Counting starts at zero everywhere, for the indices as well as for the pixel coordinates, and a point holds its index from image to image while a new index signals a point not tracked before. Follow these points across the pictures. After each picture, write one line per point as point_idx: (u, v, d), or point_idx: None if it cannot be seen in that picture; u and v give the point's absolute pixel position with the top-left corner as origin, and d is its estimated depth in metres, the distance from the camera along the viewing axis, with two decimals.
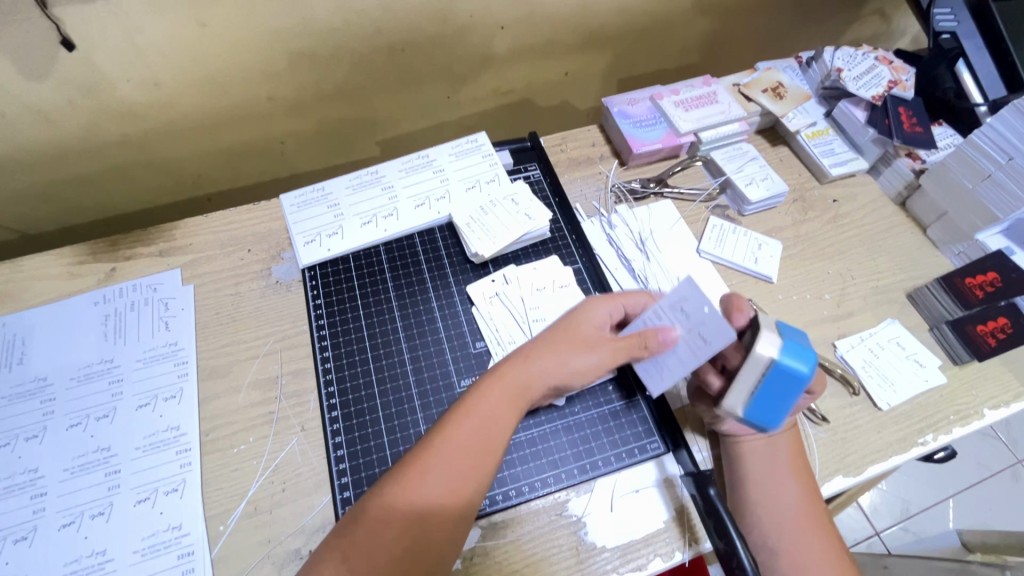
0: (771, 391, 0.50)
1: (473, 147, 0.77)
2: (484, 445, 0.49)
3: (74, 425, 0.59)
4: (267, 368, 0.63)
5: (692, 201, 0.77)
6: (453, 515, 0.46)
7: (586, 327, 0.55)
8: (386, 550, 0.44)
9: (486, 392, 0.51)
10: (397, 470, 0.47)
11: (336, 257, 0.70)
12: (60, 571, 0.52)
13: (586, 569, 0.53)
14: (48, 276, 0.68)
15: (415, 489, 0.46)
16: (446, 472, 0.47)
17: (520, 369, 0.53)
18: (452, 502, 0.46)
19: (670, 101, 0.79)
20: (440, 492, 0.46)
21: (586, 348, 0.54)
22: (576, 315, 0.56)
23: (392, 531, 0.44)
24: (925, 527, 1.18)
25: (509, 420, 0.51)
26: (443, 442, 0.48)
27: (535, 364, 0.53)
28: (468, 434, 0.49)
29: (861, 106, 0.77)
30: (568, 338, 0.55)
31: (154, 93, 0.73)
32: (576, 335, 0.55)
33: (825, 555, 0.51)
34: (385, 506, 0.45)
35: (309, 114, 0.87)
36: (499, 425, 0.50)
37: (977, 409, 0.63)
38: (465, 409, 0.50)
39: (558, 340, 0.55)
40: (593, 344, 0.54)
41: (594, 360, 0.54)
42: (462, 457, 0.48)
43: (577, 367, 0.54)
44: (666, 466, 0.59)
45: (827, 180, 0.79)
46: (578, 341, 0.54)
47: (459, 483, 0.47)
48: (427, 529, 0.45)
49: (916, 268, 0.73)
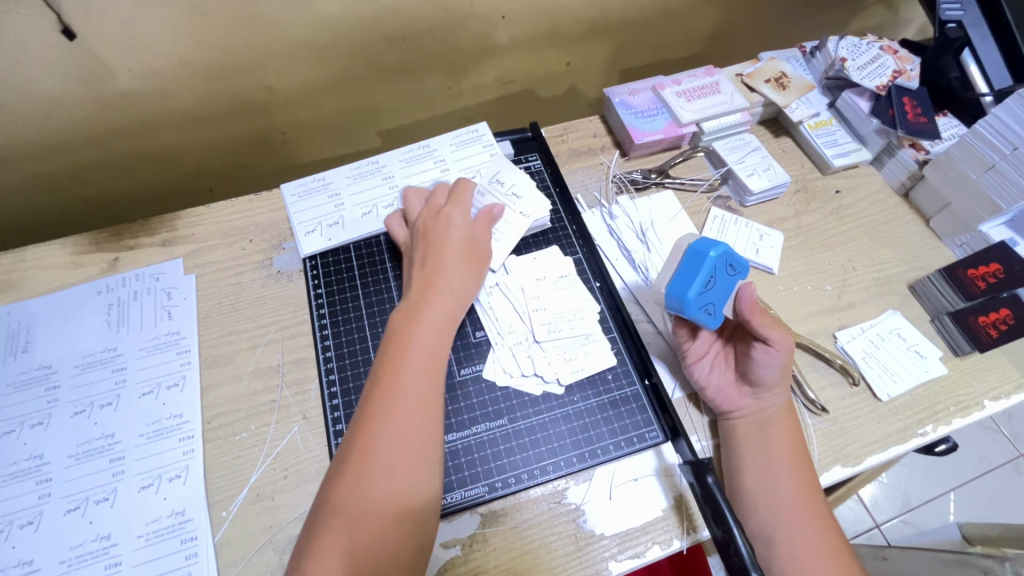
0: (689, 272, 0.54)
1: (474, 137, 0.77)
2: (424, 379, 0.51)
3: (78, 412, 0.59)
4: (268, 357, 0.63)
5: (694, 191, 0.77)
6: (427, 454, 0.48)
7: (458, 236, 0.61)
8: (376, 511, 0.45)
9: (411, 329, 0.54)
10: (353, 438, 0.48)
11: (336, 247, 0.70)
12: (66, 555, 0.53)
13: (584, 556, 0.54)
14: (51, 265, 0.68)
15: (378, 446, 0.47)
16: (399, 422, 0.48)
17: (434, 297, 0.56)
18: (419, 445, 0.48)
19: (671, 92, 0.79)
20: (403, 440, 0.48)
21: (464, 256, 0.60)
22: (446, 229, 0.61)
23: (373, 491, 0.45)
24: (925, 519, 1.19)
25: (440, 345, 0.54)
26: (386, 393, 0.50)
27: (442, 285, 0.57)
28: (409, 376, 0.51)
29: (864, 96, 0.77)
30: (451, 253, 0.59)
31: (156, 84, 0.73)
32: (452, 247, 0.60)
33: (823, 544, 0.51)
34: (356, 474, 0.46)
35: (310, 104, 0.87)
36: (433, 352, 0.53)
37: (977, 400, 0.63)
38: (396, 354, 0.52)
39: (445, 258, 0.59)
40: (467, 250, 0.61)
41: (473, 261, 0.60)
42: (410, 401, 0.50)
43: (467, 275, 0.59)
44: (665, 455, 0.59)
45: (830, 171, 0.79)
46: (457, 250, 0.60)
47: (417, 422, 0.49)
48: (409, 483, 0.47)
49: (918, 258, 0.73)
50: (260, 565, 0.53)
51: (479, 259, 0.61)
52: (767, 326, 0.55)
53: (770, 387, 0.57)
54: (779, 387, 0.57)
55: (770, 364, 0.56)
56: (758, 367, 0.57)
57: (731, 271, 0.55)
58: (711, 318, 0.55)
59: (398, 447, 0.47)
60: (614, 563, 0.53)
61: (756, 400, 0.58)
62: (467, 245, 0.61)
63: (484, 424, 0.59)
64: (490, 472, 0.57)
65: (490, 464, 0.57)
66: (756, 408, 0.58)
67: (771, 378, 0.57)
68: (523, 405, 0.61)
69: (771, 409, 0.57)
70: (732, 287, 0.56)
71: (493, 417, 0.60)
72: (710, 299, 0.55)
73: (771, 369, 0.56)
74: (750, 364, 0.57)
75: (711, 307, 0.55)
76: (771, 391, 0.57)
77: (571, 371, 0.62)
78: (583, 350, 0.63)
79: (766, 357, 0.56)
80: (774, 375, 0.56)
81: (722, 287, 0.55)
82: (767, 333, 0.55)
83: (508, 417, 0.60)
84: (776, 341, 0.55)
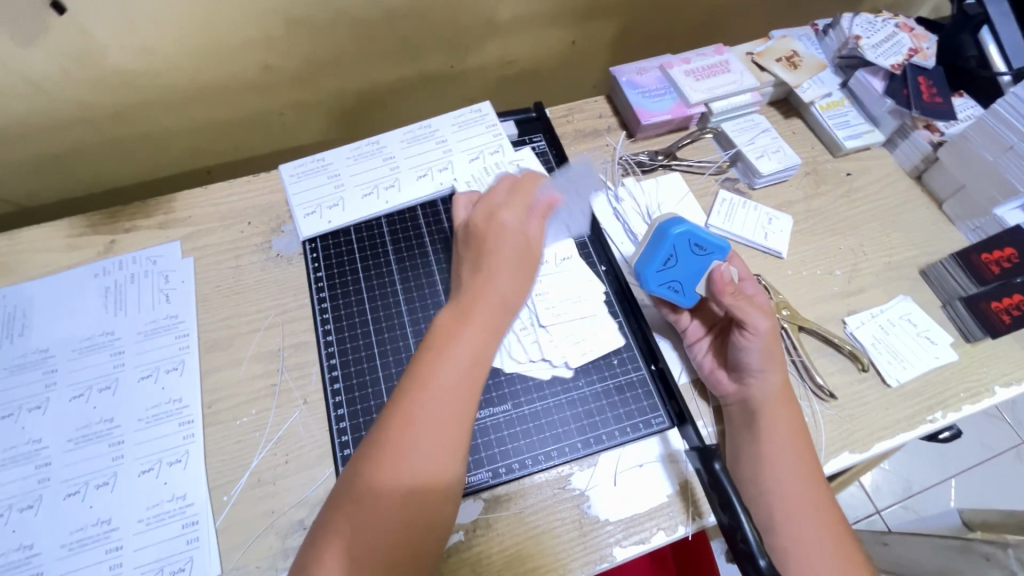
0: (653, 249, 0.59)
1: (477, 117, 0.75)
2: (464, 394, 0.46)
3: (77, 396, 0.59)
4: (268, 341, 0.62)
5: (701, 174, 0.76)
6: (450, 472, 0.44)
7: (512, 233, 0.54)
8: (387, 523, 0.42)
9: (457, 333, 0.48)
10: (380, 441, 0.44)
11: (336, 230, 0.69)
12: (66, 539, 0.52)
13: (589, 542, 0.53)
14: (46, 247, 0.67)
15: (406, 455, 0.43)
16: (432, 434, 0.44)
17: (484, 298, 0.50)
18: (448, 463, 0.44)
19: (680, 71, 0.76)
20: (433, 455, 0.44)
21: (518, 258, 0.53)
22: (495, 228, 0.54)
23: (390, 501, 0.42)
24: (925, 505, 1.19)
25: (486, 355, 0.48)
26: (426, 399, 0.45)
27: (493, 287, 0.50)
28: (449, 385, 0.46)
29: (878, 75, 0.75)
30: (504, 251, 0.53)
31: (150, 62, 0.71)
32: (505, 244, 0.53)
33: (829, 531, 0.50)
34: (375, 480, 0.43)
35: (308, 84, 0.85)
36: (477, 362, 0.47)
37: (987, 387, 0.62)
38: (438, 356, 0.47)
39: (495, 259, 0.52)
40: (521, 250, 0.54)
41: (527, 263, 0.53)
42: (447, 414, 0.45)
43: (521, 279, 0.52)
44: (670, 441, 0.58)
45: (841, 154, 0.77)
46: (510, 249, 0.53)
47: (450, 439, 0.44)
48: (431, 500, 0.43)
49: (930, 243, 0.72)
50: (261, 550, 0.53)
51: (534, 260, 0.54)
52: (737, 309, 0.55)
53: (754, 373, 0.55)
54: (765, 374, 0.55)
55: (747, 348, 0.55)
56: (737, 351, 0.56)
57: (700, 250, 0.57)
58: (680, 295, 0.60)
59: (430, 455, 0.44)
60: (619, 549, 0.53)
61: (740, 385, 0.57)
62: (523, 245, 0.54)
63: (488, 409, 0.58)
64: (494, 456, 0.56)
65: (493, 449, 0.57)
66: (743, 394, 0.56)
67: (750, 363, 0.55)
68: (527, 390, 0.60)
69: (755, 396, 0.55)
70: (703, 267, 0.58)
71: (497, 402, 0.59)
72: (675, 277, 0.59)
73: (749, 353, 0.55)
74: (733, 348, 0.57)
75: (677, 285, 0.59)
76: (757, 378, 0.55)
77: (580, 355, 0.61)
78: (590, 333, 0.62)
79: (743, 339, 0.55)
80: (754, 360, 0.55)
81: (689, 266, 0.58)
82: (741, 314, 0.55)
83: (512, 402, 0.59)
84: (749, 322, 0.55)
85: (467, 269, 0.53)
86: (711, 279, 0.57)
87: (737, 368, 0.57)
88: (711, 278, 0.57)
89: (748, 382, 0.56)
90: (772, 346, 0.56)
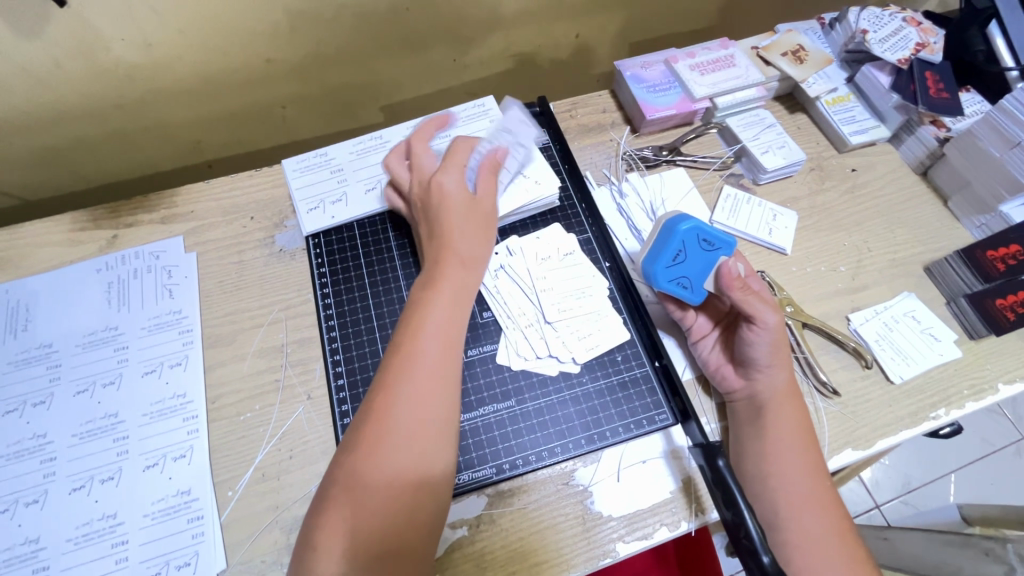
0: (662, 245, 0.59)
1: (481, 111, 0.75)
2: (440, 356, 0.50)
3: (81, 391, 0.59)
4: (272, 337, 0.62)
5: (706, 169, 0.75)
6: (435, 432, 0.47)
7: (464, 196, 0.58)
8: (386, 490, 0.44)
9: (423, 309, 0.52)
10: (360, 429, 0.46)
11: (339, 225, 0.68)
12: (72, 533, 0.52)
13: (592, 537, 0.53)
14: (48, 242, 0.67)
15: (391, 420, 0.46)
16: (414, 398, 0.47)
17: (450, 267, 0.55)
18: (430, 420, 0.47)
19: (685, 65, 0.76)
20: (415, 417, 0.47)
21: (471, 220, 0.58)
22: (442, 194, 0.58)
23: (383, 469, 0.45)
24: (925, 500, 1.19)
25: (456, 318, 0.53)
26: (406, 368, 0.48)
27: (454, 255, 0.55)
28: (427, 351, 0.49)
29: (885, 70, 0.74)
30: (458, 214, 0.57)
31: (151, 55, 0.71)
32: (458, 215, 0.57)
33: (832, 528, 0.50)
34: (365, 451, 0.45)
35: (311, 77, 0.84)
36: (448, 326, 0.52)
37: (991, 384, 0.62)
38: (413, 328, 0.51)
39: (453, 232, 0.56)
40: (474, 212, 0.58)
41: (482, 225, 0.58)
42: (426, 377, 0.48)
43: (477, 241, 0.57)
44: (673, 437, 0.58)
45: (846, 149, 0.76)
46: (464, 213, 0.58)
47: (430, 397, 0.48)
48: (419, 469, 0.46)
49: (935, 239, 0.71)
50: (266, 545, 0.53)
51: (489, 220, 0.59)
52: (747, 303, 0.55)
53: (762, 367, 0.56)
54: (772, 369, 0.55)
55: (755, 343, 0.55)
56: (745, 345, 0.56)
57: (707, 245, 0.57)
58: (689, 292, 0.59)
59: (411, 426, 0.46)
60: (622, 545, 0.53)
61: (747, 380, 0.57)
62: (474, 207, 0.58)
63: (492, 405, 0.58)
64: (498, 452, 0.57)
65: (496, 446, 0.57)
66: (751, 389, 0.56)
67: (758, 358, 0.55)
68: (530, 386, 0.60)
69: (763, 392, 0.55)
70: (711, 263, 0.58)
71: (501, 398, 0.59)
72: (684, 274, 0.59)
73: (758, 347, 0.55)
74: (740, 344, 0.57)
75: (686, 282, 0.59)
76: (765, 372, 0.56)
77: (586, 350, 0.61)
78: (596, 328, 0.62)
79: (751, 334, 0.55)
80: (762, 355, 0.55)
81: (697, 262, 0.58)
82: (750, 310, 0.55)
83: (516, 398, 0.59)
84: (758, 316, 0.55)
85: (431, 247, 0.57)
86: (719, 274, 0.57)
87: (745, 363, 0.57)
88: (719, 273, 0.57)
89: (756, 376, 0.56)
90: (780, 342, 0.56)
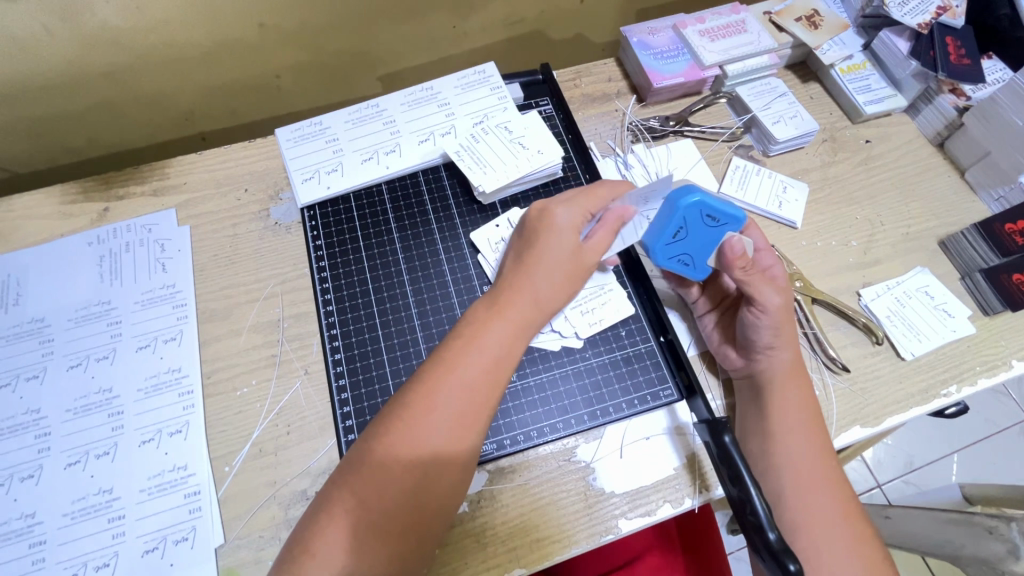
0: (663, 223, 0.55)
1: (481, 78, 0.72)
2: (485, 387, 0.46)
3: (74, 365, 0.58)
4: (268, 311, 0.61)
5: (715, 140, 0.73)
6: (461, 456, 0.45)
7: (564, 234, 0.53)
8: (401, 485, 0.43)
9: (487, 323, 0.49)
10: (399, 415, 0.45)
11: (335, 196, 0.66)
12: (68, 508, 0.52)
13: (594, 514, 0.53)
14: (39, 214, 0.65)
15: (424, 433, 0.44)
16: (454, 419, 0.45)
17: (517, 298, 0.50)
18: (460, 450, 0.45)
19: (693, 31, 0.73)
20: (445, 445, 0.44)
21: (567, 265, 0.52)
22: (551, 227, 0.53)
23: (401, 475, 0.43)
24: (927, 479, 1.19)
25: (513, 353, 0.49)
26: (450, 386, 0.45)
27: (529, 289, 0.50)
28: (480, 366, 0.47)
29: (904, 36, 0.70)
30: (551, 251, 0.52)
31: (138, 20, 0.68)
32: (551, 247, 0.52)
33: (839, 505, 0.49)
34: (388, 453, 0.43)
35: (306, 45, 0.81)
36: (501, 357, 0.48)
37: (1004, 360, 0.61)
38: (474, 338, 0.48)
39: (537, 256, 0.52)
40: (570, 258, 0.52)
41: (573, 272, 0.52)
42: (469, 406, 0.45)
43: (559, 282, 0.51)
44: (678, 414, 0.57)
45: (861, 120, 0.74)
46: (560, 250, 0.52)
47: (467, 426, 0.45)
48: (437, 483, 0.44)
49: (950, 213, 0.69)
50: (264, 521, 0.52)
51: (584, 269, 0.53)
52: (747, 284, 0.53)
53: (763, 349, 0.54)
54: (774, 350, 0.53)
55: (756, 325, 0.53)
56: (748, 328, 0.54)
57: (713, 221, 0.54)
58: (690, 268, 0.57)
59: (445, 439, 0.44)
60: (624, 521, 0.52)
61: (748, 360, 0.55)
62: (573, 254, 0.52)
63: None
64: (498, 428, 0.56)
65: (497, 421, 0.56)
66: (751, 368, 0.55)
67: (759, 339, 0.53)
68: (532, 362, 0.58)
69: (764, 372, 0.54)
70: (715, 238, 0.55)
71: None
72: (685, 250, 0.56)
73: (758, 329, 0.53)
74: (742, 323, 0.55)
75: (687, 258, 0.57)
76: (766, 355, 0.54)
77: (589, 325, 0.60)
78: (600, 302, 0.61)
79: (752, 316, 0.54)
80: (763, 336, 0.53)
81: (701, 239, 0.55)
82: (753, 290, 0.53)
83: (517, 373, 0.58)
84: (760, 298, 0.53)
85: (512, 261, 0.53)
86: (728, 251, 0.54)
87: (747, 344, 0.55)
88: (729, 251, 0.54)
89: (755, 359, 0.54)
90: (784, 323, 0.54)
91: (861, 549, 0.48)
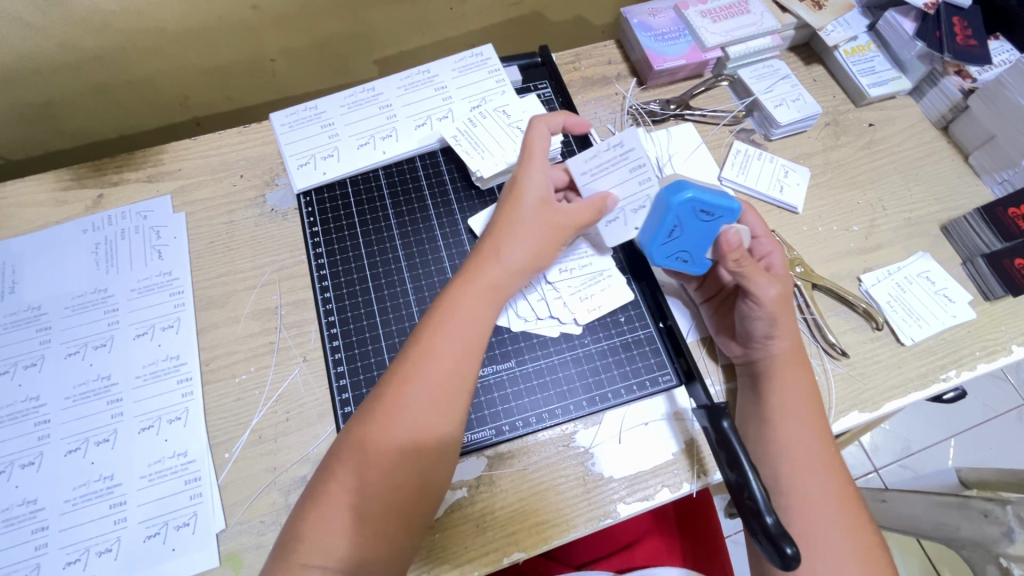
0: (660, 222, 0.54)
1: (479, 61, 0.71)
2: (458, 359, 0.47)
3: (72, 354, 0.58)
4: (265, 299, 0.61)
5: (716, 124, 0.72)
6: (442, 429, 0.45)
7: (533, 201, 0.52)
8: (384, 465, 0.43)
9: (460, 297, 0.49)
10: (379, 393, 0.45)
11: (332, 182, 0.66)
12: (70, 495, 0.52)
13: (593, 498, 0.53)
14: (33, 201, 0.65)
15: (404, 410, 0.44)
16: (430, 395, 0.45)
17: (487, 267, 0.51)
18: (440, 425, 0.45)
19: (695, 12, 0.72)
20: (423, 421, 0.44)
21: (540, 232, 0.52)
22: (520, 196, 0.53)
23: (383, 455, 0.43)
24: (924, 463, 1.20)
25: (486, 320, 0.49)
26: (426, 361, 0.46)
27: (499, 262, 0.51)
28: (452, 338, 0.47)
29: (910, 17, 0.69)
30: (521, 219, 0.52)
31: (129, 3, 0.66)
32: (522, 216, 0.52)
33: (836, 490, 0.50)
34: (371, 436, 0.44)
35: (300, 27, 0.80)
36: (474, 329, 0.48)
37: (1004, 345, 0.61)
38: (445, 311, 0.48)
39: (510, 227, 0.52)
40: (542, 227, 0.52)
41: (546, 240, 0.52)
42: (444, 380, 0.46)
43: (531, 250, 0.52)
44: (677, 399, 0.57)
45: (864, 103, 0.73)
46: (532, 220, 0.52)
47: (444, 401, 0.45)
48: (418, 462, 0.44)
49: (953, 197, 0.68)
50: (265, 506, 0.52)
51: (559, 235, 0.53)
52: (741, 277, 0.52)
53: (760, 340, 0.54)
54: (771, 340, 0.53)
55: (751, 316, 0.53)
56: (750, 326, 0.53)
57: (706, 216, 0.53)
58: (691, 265, 0.56)
59: (421, 415, 0.45)
60: (623, 505, 0.53)
61: (746, 348, 0.55)
62: (544, 220, 0.52)
63: (492, 366, 0.57)
64: (496, 414, 0.56)
65: (496, 408, 0.56)
66: (749, 357, 0.55)
67: (755, 330, 0.53)
68: (531, 347, 0.58)
69: (762, 359, 0.54)
70: (711, 234, 0.54)
71: (500, 359, 0.58)
72: (681, 247, 0.55)
73: (754, 322, 0.53)
74: (742, 321, 0.54)
75: (685, 255, 0.55)
76: (763, 346, 0.54)
77: (588, 311, 0.60)
78: (599, 288, 0.61)
79: (746, 306, 0.53)
80: (758, 327, 0.53)
81: (696, 235, 0.54)
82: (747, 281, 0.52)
83: (515, 359, 0.58)
84: (755, 290, 0.52)
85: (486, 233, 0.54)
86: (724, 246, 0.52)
87: (746, 337, 0.55)
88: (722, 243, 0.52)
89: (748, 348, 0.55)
90: (783, 312, 0.53)
91: (858, 533, 0.48)
